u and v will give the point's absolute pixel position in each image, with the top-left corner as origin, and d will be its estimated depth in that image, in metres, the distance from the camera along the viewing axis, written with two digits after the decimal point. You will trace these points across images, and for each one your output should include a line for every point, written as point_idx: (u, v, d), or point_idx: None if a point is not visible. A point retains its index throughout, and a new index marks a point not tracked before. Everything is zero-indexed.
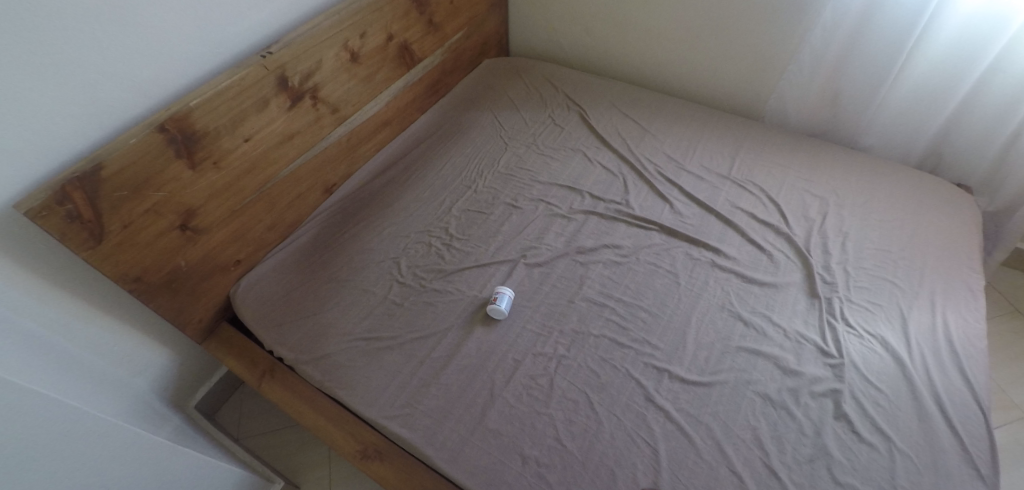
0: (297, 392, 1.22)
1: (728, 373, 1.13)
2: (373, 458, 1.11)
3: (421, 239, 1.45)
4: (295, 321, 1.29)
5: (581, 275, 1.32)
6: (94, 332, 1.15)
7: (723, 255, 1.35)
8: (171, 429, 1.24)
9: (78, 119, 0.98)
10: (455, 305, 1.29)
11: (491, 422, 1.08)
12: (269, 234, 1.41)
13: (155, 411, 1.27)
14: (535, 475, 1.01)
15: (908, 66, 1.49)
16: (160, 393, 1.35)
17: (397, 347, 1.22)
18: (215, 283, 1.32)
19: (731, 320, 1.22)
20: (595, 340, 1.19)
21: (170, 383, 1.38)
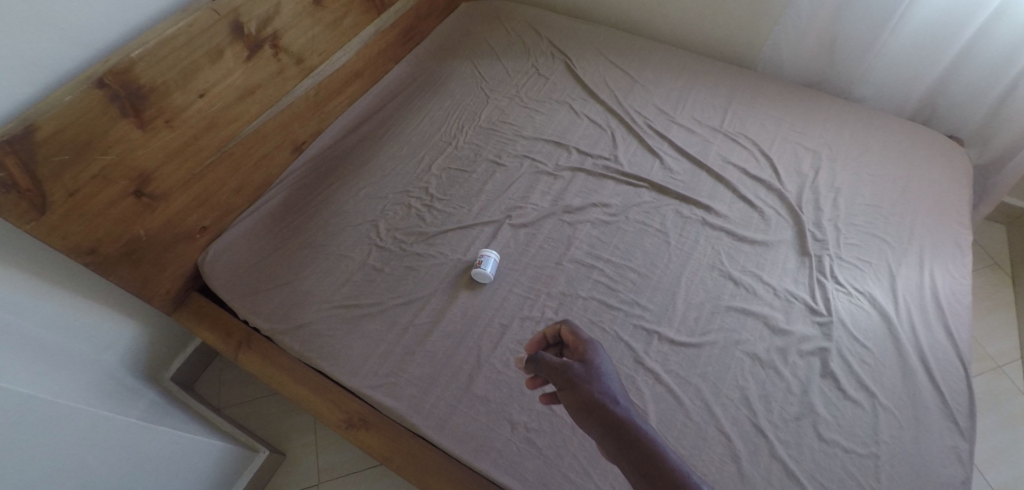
0: (275, 362, 1.17)
1: (718, 333, 1.12)
2: (359, 427, 1.08)
3: (401, 200, 1.38)
4: (270, 289, 1.23)
5: (568, 235, 1.27)
6: (53, 307, 1.08)
7: (714, 212, 1.31)
8: (145, 403, 1.19)
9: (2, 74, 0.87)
10: (438, 269, 1.24)
11: (478, 389, 1.06)
12: (237, 198, 1.32)
13: (128, 386, 1.22)
14: (525, 442, 0.99)
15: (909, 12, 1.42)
16: (132, 367, 1.30)
17: (378, 315, 1.17)
18: (180, 252, 1.24)
19: (721, 280, 1.20)
20: (584, 302, 1.16)
21: (142, 355, 1.33)
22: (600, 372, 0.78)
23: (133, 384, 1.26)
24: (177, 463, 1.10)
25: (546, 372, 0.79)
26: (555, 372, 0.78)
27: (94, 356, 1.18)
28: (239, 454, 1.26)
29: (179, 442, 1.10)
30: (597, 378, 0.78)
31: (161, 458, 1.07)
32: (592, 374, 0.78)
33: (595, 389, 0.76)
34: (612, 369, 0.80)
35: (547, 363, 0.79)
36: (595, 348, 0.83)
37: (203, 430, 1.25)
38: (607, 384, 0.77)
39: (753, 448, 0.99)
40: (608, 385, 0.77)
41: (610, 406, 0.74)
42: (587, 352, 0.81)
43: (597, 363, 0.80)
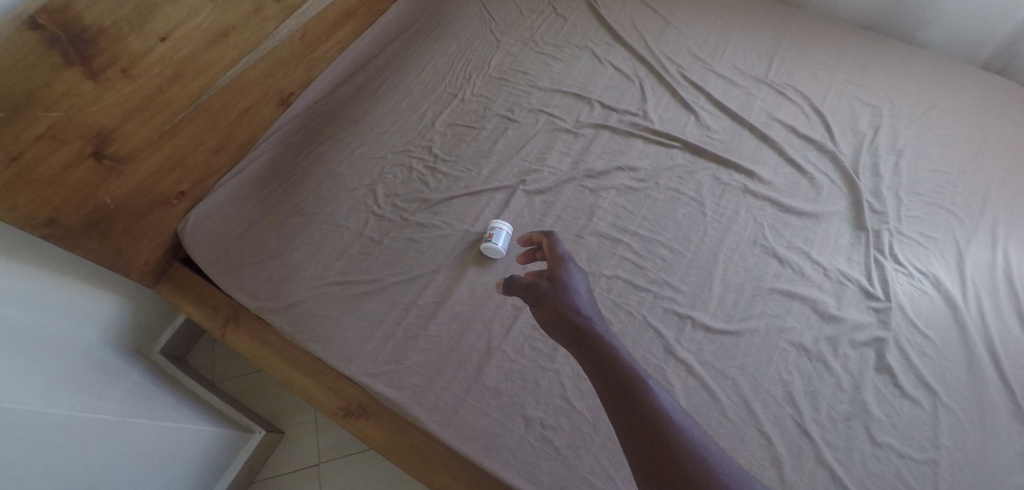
0: (267, 343, 1.07)
1: (759, 319, 0.99)
2: (358, 416, 0.98)
3: (401, 162, 1.22)
4: (257, 263, 1.11)
5: (590, 204, 1.11)
6: (20, 284, 0.94)
7: (757, 179, 1.14)
8: (131, 385, 1.10)
9: None
10: (443, 242, 1.10)
11: (489, 380, 0.95)
12: (216, 158, 1.18)
13: (113, 366, 1.11)
14: (541, 440, 0.89)
15: None
16: (115, 344, 1.19)
17: (377, 293, 1.05)
18: (155, 220, 1.12)
19: (764, 257, 1.05)
20: (608, 282, 1.02)
21: (125, 330, 1.23)
22: (570, 287, 0.76)
23: (118, 363, 1.15)
24: (164, 453, 1.03)
25: (515, 290, 0.78)
26: (522, 288, 0.76)
27: (73, 334, 1.07)
28: (232, 435, 1.19)
29: (164, 431, 1.03)
30: (565, 292, 0.75)
31: (146, 449, 0.99)
32: (559, 287, 0.76)
33: (560, 300, 0.73)
34: (583, 284, 0.78)
35: (515, 281, 0.78)
36: (569, 266, 0.80)
37: (194, 412, 1.16)
38: (575, 297, 0.75)
39: (797, 451, 0.88)
40: (575, 297, 0.74)
41: (574, 315, 0.71)
42: (559, 268, 0.79)
43: (567, 277, 0.78)
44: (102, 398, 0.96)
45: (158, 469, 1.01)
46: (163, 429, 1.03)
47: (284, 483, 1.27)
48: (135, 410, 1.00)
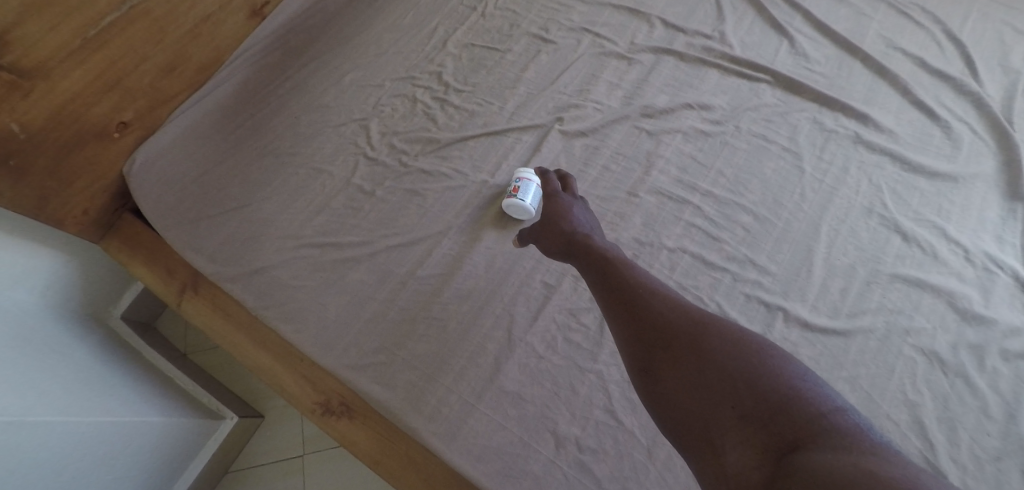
0: (230, 317, 0.86)
1: (876, 315, 0.73)
2: (339, 416, 0.76)
3: (402, 92, 0.96)
4: (218, 215, 0.87)
5: (648, 153, 0.84)
6: None
7: (874, 126, 0.86)
8: (68, 365, 0.88)
9: None
10: (453, 197, 0.85)
11: (508, 382, 0.72)
12: (167, 82, 0.93)
13: (50, 341, 0.89)
14: (575, 467, 0.67)
15: None
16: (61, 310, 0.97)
17: (366, 260, 0.81)
18: (92, 158, 0.88)
19: (882, 231, 0.78)
20: (670, 257, 0.77)
21: (75, 293, 1.01)
22: (560, 211, 0.70)
23: (64, 336, 0.93)
24: (82, 457, 0.80)
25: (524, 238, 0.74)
26: (526, 233, 0.72)
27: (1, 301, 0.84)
28: (194, 422, 0.99)
29: (75, 429, 0.79)
30: (556, 216, 0.70)
31: (56, 455, 0.76)
32: (550, 212, 0.71)
33: (554, 223, 0.69)
34: (581, 206, 0.72)
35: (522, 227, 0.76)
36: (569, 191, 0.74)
37: (144, 397, 0.95)
38: (565, 218, 0.69)
39: None
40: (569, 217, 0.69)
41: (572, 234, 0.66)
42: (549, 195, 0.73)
43: (557, 201, 0.72)
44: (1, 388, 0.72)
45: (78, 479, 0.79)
46: (72, 427, 0.79)
47: (262, 476, 1.08)
48: (38, 403, 0.75)
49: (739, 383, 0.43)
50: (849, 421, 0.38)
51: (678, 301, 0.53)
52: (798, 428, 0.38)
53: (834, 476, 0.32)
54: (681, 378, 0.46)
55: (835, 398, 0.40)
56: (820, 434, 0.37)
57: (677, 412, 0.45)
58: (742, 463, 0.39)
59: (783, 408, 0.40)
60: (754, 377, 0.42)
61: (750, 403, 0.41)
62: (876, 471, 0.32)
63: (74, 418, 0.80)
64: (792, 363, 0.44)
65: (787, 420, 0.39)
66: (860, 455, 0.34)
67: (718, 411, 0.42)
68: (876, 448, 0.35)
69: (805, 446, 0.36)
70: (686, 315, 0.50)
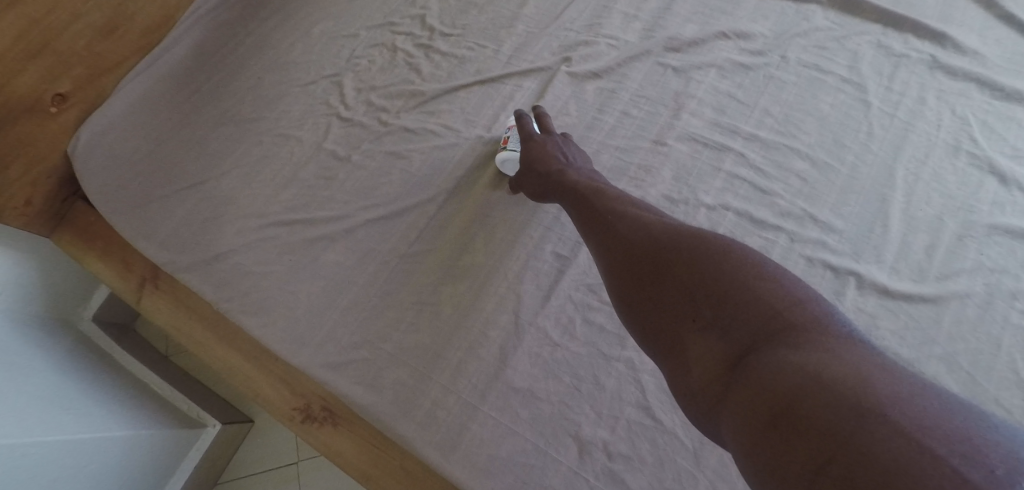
0: (192, 311, 0.74)
1: (974, 275, 0.58)
2: (320, 423, 0.65)
3: (379, 41, 0.81)
4: (172, 194, 0.75)
5: (676, 93, 0.70)
6: None
7: (953, 47, 0.70)
8: (26, 378, 0.74)
9: None
10: (444, 158, 0.71)
11: (517, 376, 0.59)
12: (109, 44, 0.81)
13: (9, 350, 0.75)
14: (604, 479, 0.54)
15: None
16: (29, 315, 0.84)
17: (342, 237, 0.68)
18: (28, 134, 0.75)
19: (973, 173, 0.63)
20: (709, 216, 0.62)
21: (42, 293, 0.88)
22: (531, 145, 0.61)
23: (30, 345, 0.80)
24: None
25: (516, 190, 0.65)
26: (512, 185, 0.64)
27: None
28: (170, 432, 0.88)
29: (22, 457, 0.64)
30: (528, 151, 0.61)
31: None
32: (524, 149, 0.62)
33: (528, 164, 0.60)
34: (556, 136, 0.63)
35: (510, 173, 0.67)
36: (546, 124, 0.64)
37: (113, 407, 0.83)
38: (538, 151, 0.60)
39: None
40: (542, 153, 0.60)
41: (547, 170, 0.58)
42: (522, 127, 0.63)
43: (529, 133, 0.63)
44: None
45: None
46: (19, 455, 0.63)
47: (253, 486, 0.97)
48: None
49: (695, 291, 0.37)
50: (810, 312, 0.33)
51: (644, 212, 0.46)
52: (757, 331, 0.33)
53: (786, 389, 0.29)
54: (645, 298, 0.41)
55: (797, 289, 0.34)
56: (779, 336, 0.32)
57: (646, 333, 0.41)
58: (706, 381, 0.35)
59: (742, 309, 0.34)
60: (713, 281, 0.36)
61: (709, 311, 0.36)
62: (828, 373, 0.28)
63: (21, 443, 0.64)
64: (752, 253, 0.37)
65: (746, 324, 0.34)
66: (818, 356, 0.29)
67: (681, 326, 0.38)
68: (835, 343, 0.31)
69: (764, 353, 0.32)
70: (647, 228, 0.43)
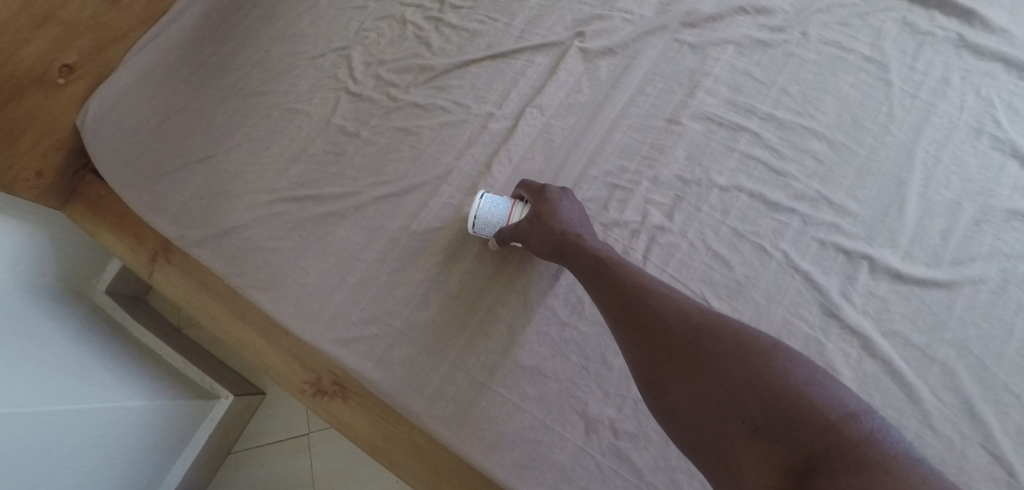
0: (203, 285, 0.74)
1: (990, 261, 0.58)
2: (331, 398, 0.66)
3: (389, 13, 0.80)
4: (181, 169, 0.75)
5: (692, 70, 0.68)
6: None
7: (982, 25, 0.67)
8: (41, 349, 0.75)
9: None
10: (454, 135, 0.70)
11: (525, 355, 0.59)
12: (114, 15, 0.80)
13: (21, 322, 0.76)
14: (609, 455, 0.55)
15: None
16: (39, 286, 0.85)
17: (351, 214, 0.68)
18: (35, 107, 0.75)
19: (996, 156, 0.61)
20: (722, 198, 0.62)
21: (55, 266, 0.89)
22: (545, 208, 0.57)
23: (41, 316, 0.81)
24: (36, 462, 0.65)
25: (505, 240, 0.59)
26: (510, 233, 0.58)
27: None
28: (186, 403, 0.90)
29: (32, 426, 0.65)
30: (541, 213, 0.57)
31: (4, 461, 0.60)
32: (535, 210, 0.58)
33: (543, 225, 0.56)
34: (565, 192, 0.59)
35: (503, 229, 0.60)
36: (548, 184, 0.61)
37: (127, 378, 0.84)
38: (554, 214, 0.56)
39: None
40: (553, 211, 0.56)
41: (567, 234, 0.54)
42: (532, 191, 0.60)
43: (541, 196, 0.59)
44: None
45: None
46: (30, 424, 0.64)
47: (264, 456, 1.00)
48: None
49: (742, 390, 0.36)
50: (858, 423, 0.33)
51: (673, 296, 0.45)
52: (813, 440, 0.33)
53: None
54: (680, 387, 0.40)
55: (841, 396, 0.35)
56: (836, 447, 0.32)
57: (681, 428, 0.39)
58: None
59: (795, 417, 0.34)
60: (765, 385, 0.36)
61: (762, 417, 0.35)
62: None
63: (42, 411, 0.66)
64: (791, 354, 0.38)
65: (801, 432, 0.33)
66: (881, 486, 0.29)
67: (729, 426, 0.36)
68: (889, 454, 0.31)
69: (820, 475, 0.31)
70: (682, 313, 0.42)
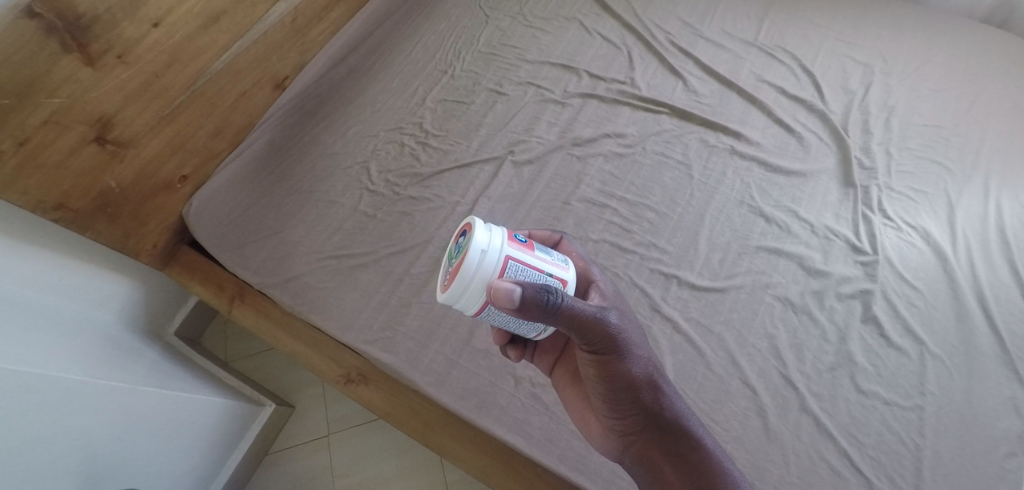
0: (268, 317, 1.10)
1: (745, 276, 1.01)
2: (358, 382, 1.03)
3: (393, 140, 1.25)
4: (258, 241, 1.15)
5: (578, 172, 1.14)
6: (80, 282, 1.09)
7: (745, 141, 1.14)
8: (148, 363, 1.12)
9: None
10: (436, 214, 1.13)
11: (480, 342, 0.99)
12: (218, 143, 1.20)
13: (126, 346, 1.13)
14: (530, 396, 0.94)
15: None
16: (129, 323, 1.22)
17: (372, 264, 1.09)
18: (162, 204, 1.14)
19: (750, 217, 1.06)
20: (594, 246, 1.05)
21: (142, 312, 1.26)
22: (633, 340, 0.69)
23: (135, 344, 1.17)
24: (171, 427, 1.02)
25: (525, 310, 0.59)
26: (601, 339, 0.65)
27: (112, 324, 1.17)
28: (249, 408, 1.24)
29: (166, 399, 1.02)
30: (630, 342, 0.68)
31: (148, 424, 0.97)
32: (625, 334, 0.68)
33: (627, 354, 0.68)
34: (636, 317, 0.73)
35: (594, 331, 0.64)
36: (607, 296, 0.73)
37: (208, 385, 1.20)
38: (637, 348, 0.69)
39: (782, 401, 0.91)
40: (639, 340, 0.69)
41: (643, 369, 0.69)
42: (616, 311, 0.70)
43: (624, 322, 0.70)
44: (106, 368, 0.96)
45: (165, 445, 1.01)
46: (165, 399, 1.02)
47: (296, 453, 1.31)
48: (137, 380, 0.99)
49: None
50: None
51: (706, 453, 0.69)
52: None
53: None
54: None
55: None
56: None
57: None
58: None
59: None
60: None
61: None
62: None
63: (181, 394, 1.05)
64: None
65: None
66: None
67: None
68: None
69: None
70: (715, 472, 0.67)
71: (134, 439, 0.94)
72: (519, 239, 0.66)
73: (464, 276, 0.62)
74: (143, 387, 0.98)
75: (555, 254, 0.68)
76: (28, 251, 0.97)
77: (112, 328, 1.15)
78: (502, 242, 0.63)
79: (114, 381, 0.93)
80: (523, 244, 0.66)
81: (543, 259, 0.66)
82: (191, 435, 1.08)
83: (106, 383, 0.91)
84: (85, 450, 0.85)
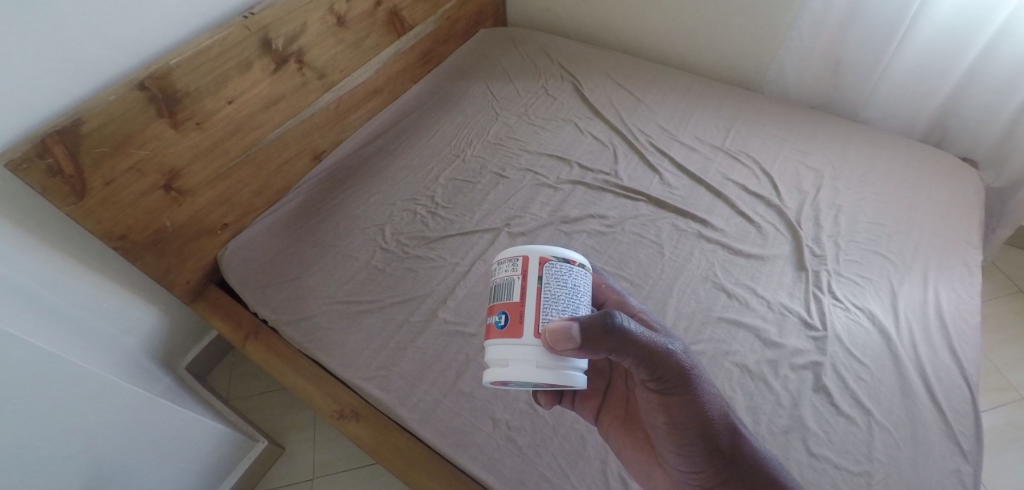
0: (277, 352, 1.22)
1: (707, 343, 1.12)
2: (349, 418, 1.11)
3: (407, 208, 1.45)
4: (279, 284, 1.30)
5: (564, 244, 1.30)
6: (118, 307, 1.24)
7: (711, 227, 1.32)
8: (162, 388, 1.23)
9: (71, 79, 1.01)
10: (437, 271, 1.29)
11: (464, 386, 1.09)
12: (258, 199, 1.40)
13: (144, 371, 1.25)
14: (505, 437, 1.02)
15: (897, 55, 1.45)
16: (148, 352, 1.34)
17: (375, 311, 1.23)
18: (202, 246, 1.31)
19: (713, 292, 1.20)
20: None
21: (163, 344, 1.39)
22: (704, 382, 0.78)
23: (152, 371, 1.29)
24: (172, 443, 1.11)
25: (588, 334, 0.68)
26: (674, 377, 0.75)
27: (134, 350, 1.29)
28: (242, 444, 1.31)
29: (178, 417, 1.11)
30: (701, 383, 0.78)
31: (154, 436, 1.07)
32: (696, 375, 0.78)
33: (698, 394, 0.77)
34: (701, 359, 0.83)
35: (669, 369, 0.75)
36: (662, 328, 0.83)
37: (211, 415, 1.29)
38: (708, 389, 0.79)
39: None
40: (707, 380, 0.79)
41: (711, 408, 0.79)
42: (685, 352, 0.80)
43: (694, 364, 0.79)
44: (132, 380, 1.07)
45: (161, 460, 1.10)
46: (178, 418, 1.11)
47: None
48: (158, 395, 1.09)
49: None
50: None
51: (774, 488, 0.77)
52: None
53: None
54: None
55: None
56: None
57: None
58: None
59: None
60: None
61: None
62: None
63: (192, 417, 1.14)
64: None
65: None
66: None
67: None
68: None
69: None
70: None
71: (141, 444, 1.04)
72: (509, 322, 0.74)
73: (553, 372, 0.72)
74: (165, 403, 1.08)
75: (515, 276, 0.76)
76: (84, 272, 1.14)
77: (133, 353, 1.28)
78: (518, 341, 0.72)
79: (145, 393, 1.03)
80: (515, 316, 0.73)
81: (524, 290, 0.75)
82: (187, 456, 1.15)
83: (138, 391, 1.02)
84: (90, 448, 0.95)
